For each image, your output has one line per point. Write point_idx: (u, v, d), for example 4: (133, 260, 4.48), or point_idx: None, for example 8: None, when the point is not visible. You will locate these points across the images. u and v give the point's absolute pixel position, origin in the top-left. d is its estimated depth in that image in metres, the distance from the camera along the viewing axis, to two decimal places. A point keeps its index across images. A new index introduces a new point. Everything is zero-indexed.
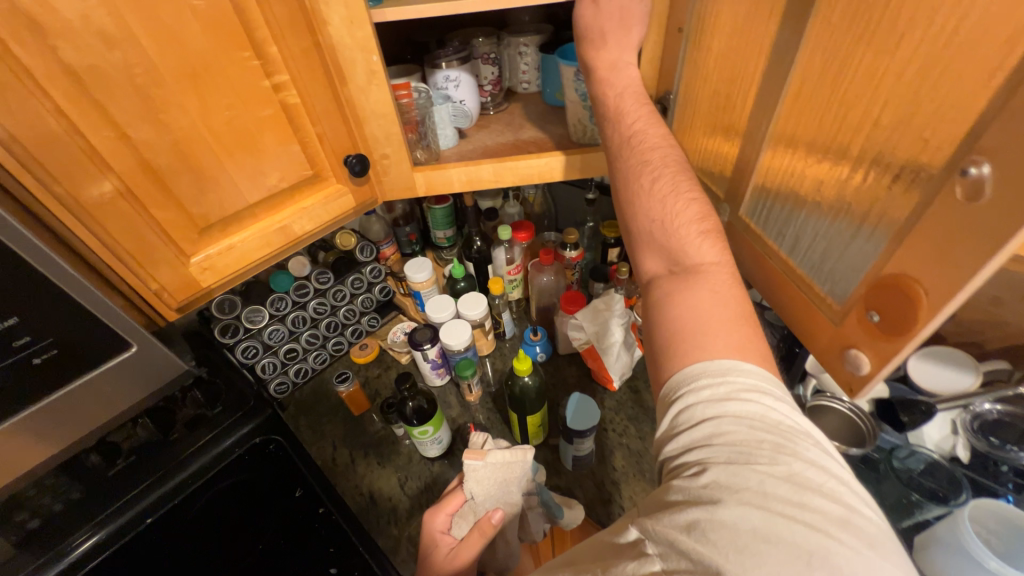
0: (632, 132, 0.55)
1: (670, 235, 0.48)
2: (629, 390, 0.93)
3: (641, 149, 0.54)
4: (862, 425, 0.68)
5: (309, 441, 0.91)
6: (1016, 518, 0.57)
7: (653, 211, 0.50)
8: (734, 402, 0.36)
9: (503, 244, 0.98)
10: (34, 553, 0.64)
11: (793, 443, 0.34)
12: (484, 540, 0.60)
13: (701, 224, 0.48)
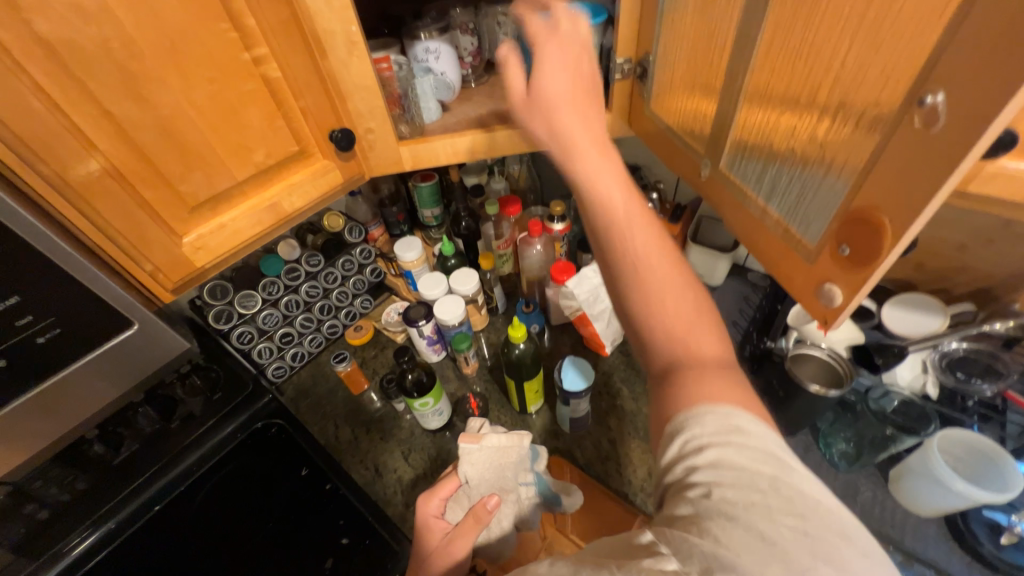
0: (633, 222, 0.52)
1: (675, 338, 0.46)
2: (620, 355, 0.96)
3: (651, 259, 0.50)
4: (839, 368, 0.70)
5: (312, 421, 0.93)
6: (981, 445, 0.63)
7: (655, 313, 0.48)
8: (735, 433, 0.37)
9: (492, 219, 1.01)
10: (30, 557, 0.63)
11: (791, 470, 0.35)
12: (477, 527, 0.58)
13: (697, 317, 0.48)
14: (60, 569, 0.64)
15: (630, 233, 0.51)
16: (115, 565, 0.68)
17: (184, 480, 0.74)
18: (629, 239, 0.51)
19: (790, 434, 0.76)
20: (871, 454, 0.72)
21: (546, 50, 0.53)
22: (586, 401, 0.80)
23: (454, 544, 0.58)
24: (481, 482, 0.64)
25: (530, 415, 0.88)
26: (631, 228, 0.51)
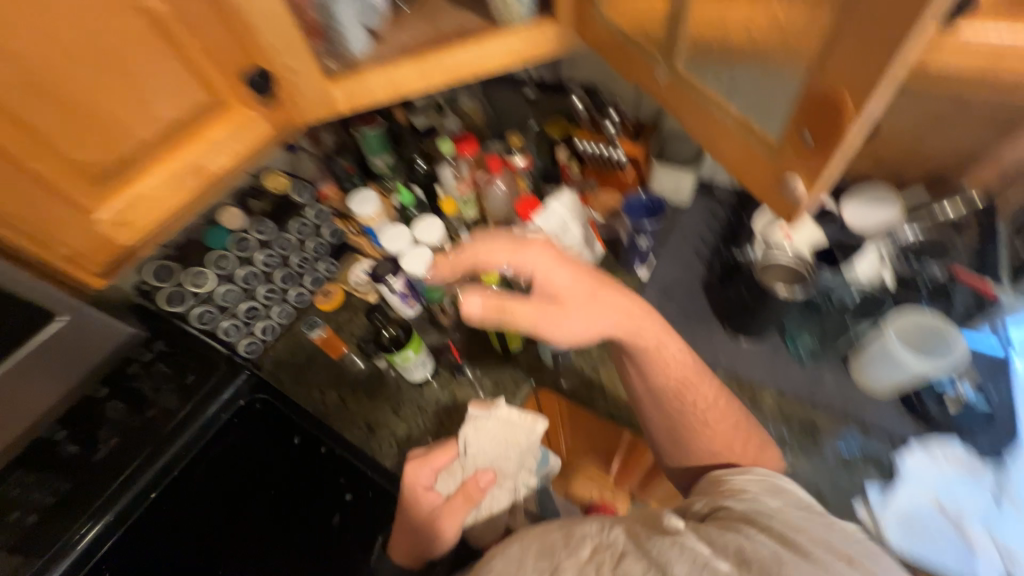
0: (686, 382, 0.67)
1: (700, 418, 0.67)
2: None
3: (712, 408, 0.67)
4: (801, 270, 0.72)
5: (295, 392, 0.91)
6: (930, 324, 0.68)
7: (690, 410, 0.67)
8: (771, 491, 0.52)
9: (448, 161, 0.96)
10: (33, 554, 0.64)
11: (815, 511, 0.48)
12: (466, 505, 0.68)
13: (707, 393, 0.68)
14: (69, 563, 0.66)
15: (693, 381, 0.68)
16: (127, 545, 0.72)
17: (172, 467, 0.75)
18: (697, 399, 0.67)
19: (760, 339, 0.80)
20: (836, 344, 0.76)
21: (559, 271, 0.63)
22: None
23: (444, 512, 0.67)
24: (478, 455, 0.73)
25: (514, 356, 0.89)
26: (693, 382, 0.68)
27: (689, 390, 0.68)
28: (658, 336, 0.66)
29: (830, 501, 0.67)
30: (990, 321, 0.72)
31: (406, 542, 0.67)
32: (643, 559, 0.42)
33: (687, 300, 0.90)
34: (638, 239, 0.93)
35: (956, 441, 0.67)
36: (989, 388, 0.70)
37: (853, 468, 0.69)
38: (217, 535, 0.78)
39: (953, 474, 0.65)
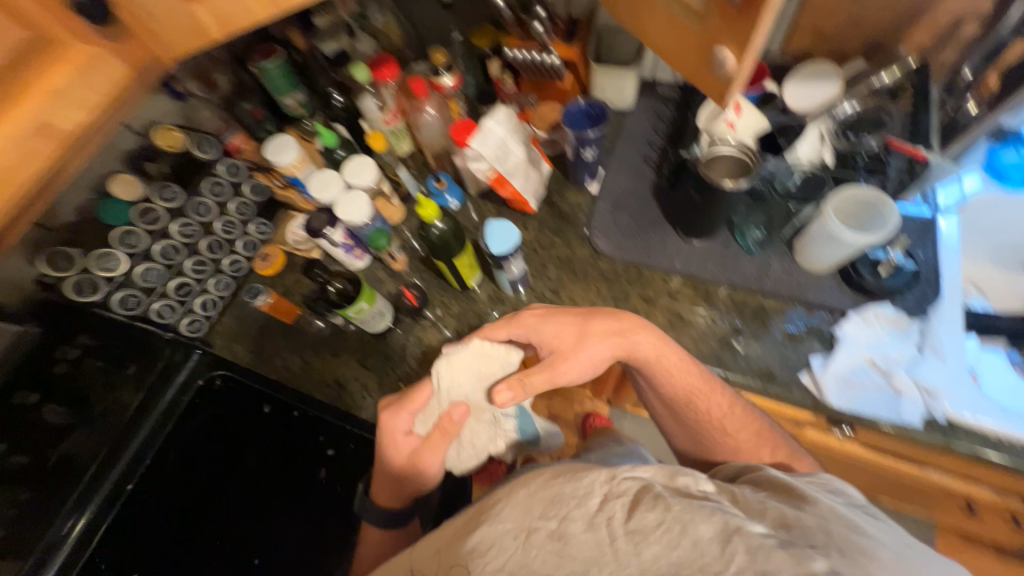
0: (697, 400, 0.69)
1: (721, 427, 0.68)
2: (549, 209, 0.93)
3: (728, 415, 0.68)
4: (748, 160, 0.71)
5: (255, 361, 0.88)
6: (867, 197, 0.69)
7: (709, 421, 0.69)
8: (831, 487, 0.54)
9: (369, 89, 0.86)
10: (22, 552, 0.68)
11: (869, 514, 0.49)
12: (445, 442, 0.67)
13: (725, 403, 0.69)
14: (67, 550, 0.71)
15: (703, 392, 0.69)
16: (115, 531, 0.74)
17: (145, 453, 0.78)
18: (709, 407, 0.68)
19: (709, 237, 0.82)
20: (780, 228, 0.79)
21: (556, 322, 0.70)
22: (519, 261, 0.75)
23: (424, 455, 0.67)
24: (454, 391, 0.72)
25: (473, 290, 0.87)
26: (705, 392, 0.69)
27: (702, 402, 0.68)
28: (659, 349, 0.68)
29: (780, 377, 0.72)
30: (921, 187, 0.74)
31: (393, 486, 0.70)
32: (660, 509, 0.42)
33: (639, 209, 0.89)
34: (585, 151, 0.86)
35: (888, 304, 0.72)
36: (917, 252, 0.75)
37: (798, 341, 0.74)
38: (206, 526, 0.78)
39: (884, 333, 0.71)
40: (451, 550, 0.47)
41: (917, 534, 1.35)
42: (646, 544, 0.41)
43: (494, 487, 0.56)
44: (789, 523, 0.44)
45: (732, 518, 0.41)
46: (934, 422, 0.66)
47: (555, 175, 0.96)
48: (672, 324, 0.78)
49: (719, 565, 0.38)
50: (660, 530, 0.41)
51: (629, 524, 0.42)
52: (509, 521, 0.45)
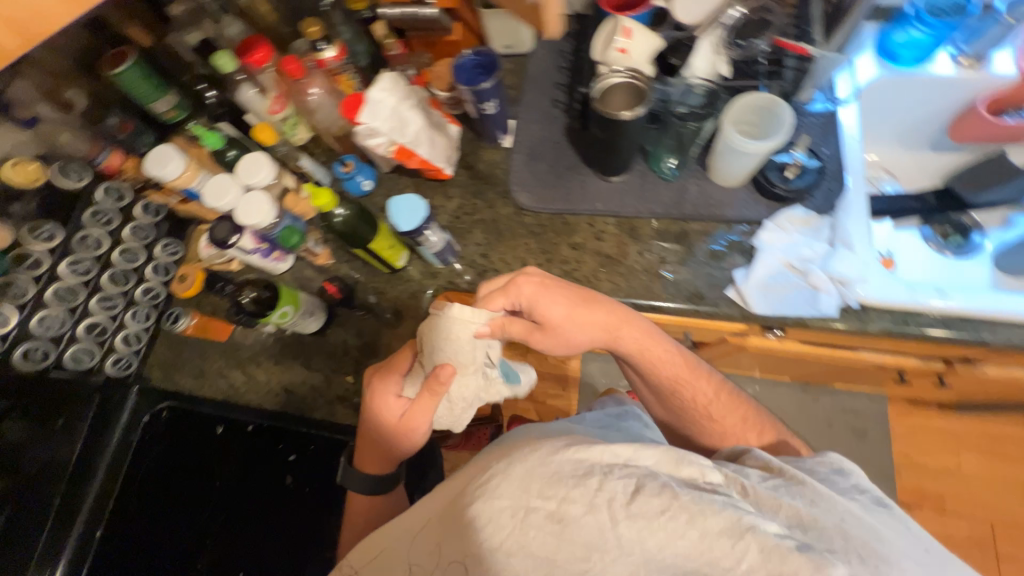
0: (683, 386, 0.75)
1: (707, 415, 0.75)
2: (466, 172, 0.90)
3: (715, 401, 0.75)
4: (642, 84, 0.67)
5: (195, 387, 0.85)
6: (763, 102, 0.69)
7: (694, 409, 0.75)
8: (839, 473, 0.59)
9: (241, 78, 0.79)
10: None
11: (872, 501, 0.55)
12: (433, 402, 0.65)
13: (710, 394, 0.75)
14: None
15: (689, 378, 0.75)
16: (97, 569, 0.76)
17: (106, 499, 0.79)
18: (695, 393, 0.75)
19: (625, 171, 0.81)
20: (692, 145, 0.78)
21: (548, 295, 0.69)
22: (435, 231, 0.73)
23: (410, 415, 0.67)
24: (439, 352, 0.64)
25: (404, 271, 0.84)
26: (692, 380, 0.75)
27: (690, 388, 0.75)
28: (647, 340, 0.72)
29: (709, 296, 0.74)
30: (815, 84, 0.74)
31: (379, 452, 0.73)
32: (666, 497, 0.46)
33: (555, 155, 0.86)
34: (486, 104, 0.80)
35: (799, 207, 0.74)
36: (821, 149, 0.76)
37: (721, 258, 0.75)
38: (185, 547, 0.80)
39: (797, 235, 0.73)
40: (453, 535, 0.50)
41: (871, 408, 1.48)
42: (651, 529, 0.45)
43: (481, 455, 0.59)
44: (800, 522, 0.49)
45: (745, 516, 0.45)
46: (849, 308, 0.69)
47: (466, 135, 0.92)
48: (604, 266, 0.78)
49: (729, 558, 0.43)
50: (663, 516, 0.45)
51: (632, 507, 0.45)
52: (505, 498, 0.48)
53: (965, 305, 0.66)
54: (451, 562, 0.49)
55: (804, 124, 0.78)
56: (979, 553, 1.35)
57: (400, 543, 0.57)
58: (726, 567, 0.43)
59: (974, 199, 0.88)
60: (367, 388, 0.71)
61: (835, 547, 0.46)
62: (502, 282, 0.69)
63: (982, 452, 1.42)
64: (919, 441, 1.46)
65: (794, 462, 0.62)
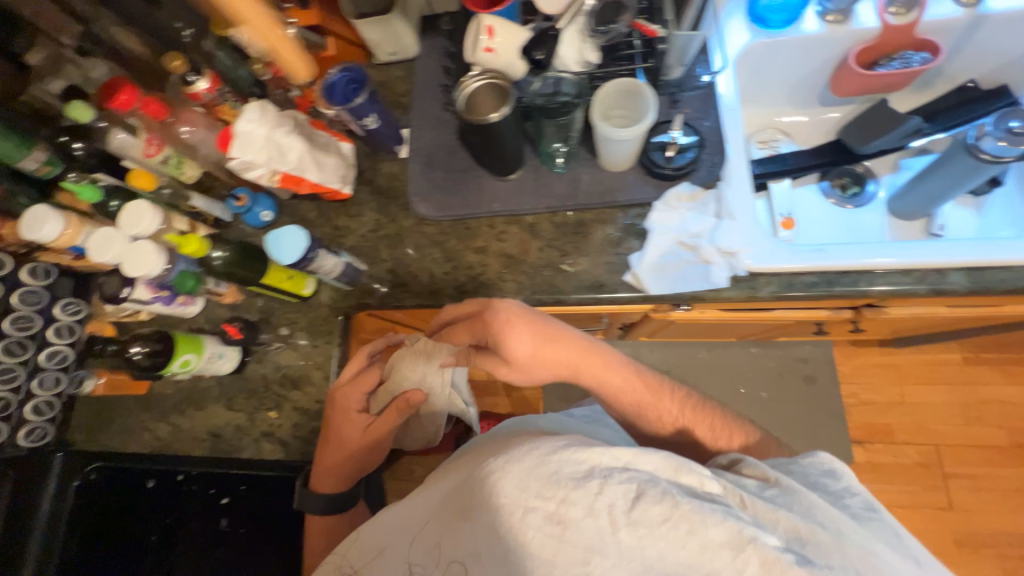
0: (649, 406, 0.72)
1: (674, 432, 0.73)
2: (366, 187, 0.89)
3: (684, 419, 0.72)
4: (503, 82, 0.66)
5: (121, 444, 0.84)
6: (626, 86, 0.69)
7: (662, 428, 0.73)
8: (829, 475, 0.57)
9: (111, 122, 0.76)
10: None
11: (865, 507, 0.54)
12: (398, 413, 0.73)
13: (676, 411, 0.73)
14: None
15: (652, 401, 0.72)
16: None
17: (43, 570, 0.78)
18: (660, 414, 0.72)
19: (518, 167, 0.81)
20: (566, 138, 0.77)
21: (512, 333, 0.66)
22: (325, 257, 0.71)
23: (372, 428, 0.73)
24: (406, 379, 0.74)
25: (314, 297, 0.84)
26: (657, 402, 0.72)
27: (655, 410, 0.72)
28: (605, 370, 0.70)
29: (609, 283, 0.75)
30: (681, 61, 0.74)
31: (336, 473, 0.74)
32: (668, 506, 0.46)
33: (450, 160, 0.85)
34: (367, 120, 0.79)
35: (685, 183, 0.75)
36: (702, 122, 0.77)
37: (618, 244, 0.76)
38: None
39: (686, 212, 0.74)
40: (455, 538, 0.53)
41: (817, 354, 1.54)
42: (651, 537, 0.45)
43: (481, 449, 0.60)
44: (800, 535, 0.48)
45: (746, 527, 0.45)
46: (739, 277, 0.71)
47: (362, 150, 0.91)
48: (506, 267, 0.79)
49: (727, 569, 0.44)
50: (664, 526, 0.45)
51: (634, 516, 0.46)
52: (503, 496, 0.49)
53: (842, 261, 0.68)
54: (451, 563, 0.53)
55: (685, 99, 0.79)
56: (927, 477, 1.42)
57: (397, 540, 0.60)
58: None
59: (863, 148, 0.88)
60: (331, 400, 0.74)
61: (829, 559, 0.46)
62: (470, 317, 0.70)
63: (921, 381, 1.49)
64: (863, 380, 1.51)
65: (784, 463, 0.60)
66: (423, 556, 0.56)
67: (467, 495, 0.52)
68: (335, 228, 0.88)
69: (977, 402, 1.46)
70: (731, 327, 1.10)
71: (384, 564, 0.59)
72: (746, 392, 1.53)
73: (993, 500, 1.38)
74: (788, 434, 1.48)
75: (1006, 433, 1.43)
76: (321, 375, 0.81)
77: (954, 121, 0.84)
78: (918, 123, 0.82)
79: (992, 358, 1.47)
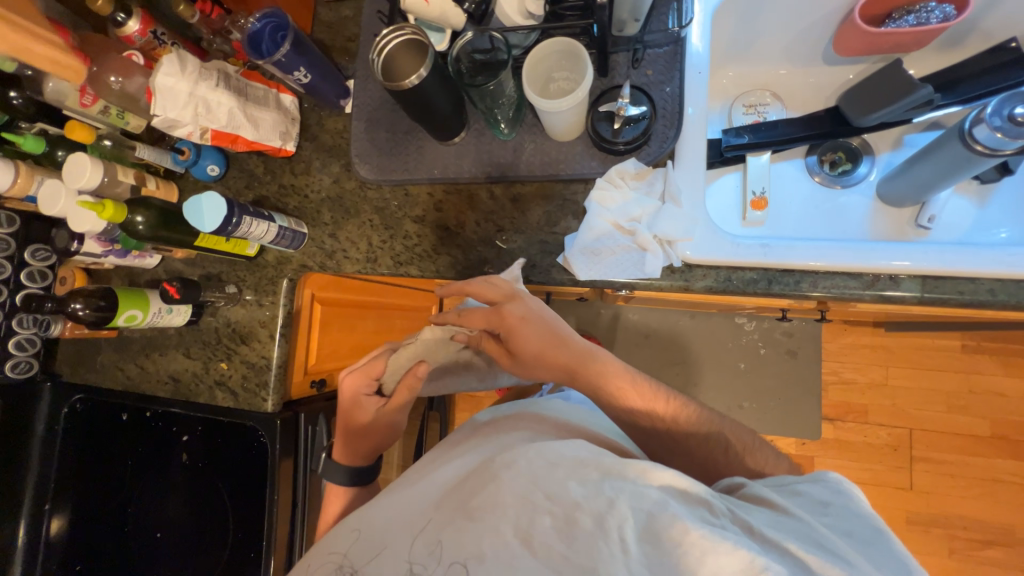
0: (645, 404, 0.68)
1: (665, 437, 0.68)
2: (312, 144, 0.86)
3: (678, 417, 0.68)
4: (423, 39, 0.60)
5: (98, 380, 0.92)
6: (568, 46, 0.63)
7: (662, 439, 0.68)
8: (839, 496, 0.52)
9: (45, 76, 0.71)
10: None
11: (880, 535, 0.47)
12: (410, 390, 0.75)
13: (673, 413, 0.68)
14: (24, 544, 0.91)
15: (645, 408, 0.68)
16: (62, 525, 0.92)
17: (48, 478, 0.92)
18: (653, 420, 0.68)
19: (461, 130, 0.75)
20: (499, 105, 0.70)
21: (524, 331, 0.70)
22: (252, 224, 0.72)
23: (385, 411, 0.78)
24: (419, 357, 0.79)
25: (259, 257, 0.85)
26: (650, 407, 0.68)
27: (647, 409, 0.68)
28: (603, 371, 0.69)
29: (541, 264, 0.73)
30: (635, 16, 0.64)
31: (359, 445, 0.79)
32: (679, 530, 0.45)
33: (393, 119, 0.80)
34: (297, 74, 0.73)
35: (632, 160, 0.68)
36: (663, 88, 0.69)
37: (557, 223, 0.73)
38: (118, 510, 0.93)
39: (629, 192, 0.68)
40: (457, 536, 0.50)
41: (805, 330, 1.48)
42: (660, 559, 0.45)
43: (489, 451, 0.64)
44: (811, 568, 0.42)
45: (759, 557, 0.43)
46: (673, 267, 0.68)
47: (308, 102, 0.86)
48: (443, 241, 0.78)
49: None
50: (679, 549, 0.44)
51: (643, 536, 0.46)
52: (513, 492, 0.52)
53: (840, 260, 0.62)
54: (451, 564, 0.48)
55: (648, 57, 0.70)
56: (893, 459, 1.41)
57: (392, 532, 0.56)
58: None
59: (861, 121, 0.76)
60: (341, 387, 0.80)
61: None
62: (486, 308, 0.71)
63: (910, 366, 1.43)
64: (848, 359, 1.46)
65: (784, 485, 0.56)
66: (422, 553, 0.51)
67: (478, 496, 0.53)
68: (281, 186, 0.86)
69: (966, 391, 1.40)
70: (697, 302, 1.06)
71: (378, 560, 0.53)
72: (722, 361, 1.52)
73: (956, 486, 1.37)
74: (758, 405, 1.48)
75: (989, 423, 1.38)
76: (267, 333, 0.84)
77: (972, 93, 0.71)
78: (930, 94, 0.69)
79: (995, 347, 1.39)
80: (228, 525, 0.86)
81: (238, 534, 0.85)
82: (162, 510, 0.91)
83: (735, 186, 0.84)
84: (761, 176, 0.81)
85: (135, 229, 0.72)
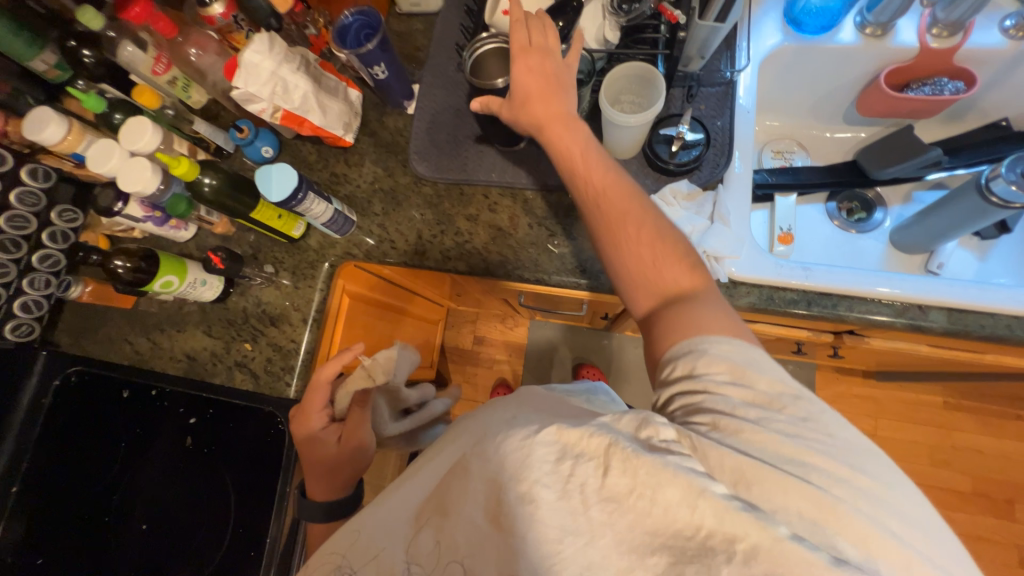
0: (593, 168, 0.60)
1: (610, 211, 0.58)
2: (368, 138, 0.88)
3: (610, 192, 0.58)
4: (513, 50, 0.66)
5: (101, 352, 0.86)
6: (643, 72, 0.70)
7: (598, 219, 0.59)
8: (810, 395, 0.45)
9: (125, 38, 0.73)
10: None
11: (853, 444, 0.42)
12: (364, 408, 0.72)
13: (610, 183, 0.58)
14: None
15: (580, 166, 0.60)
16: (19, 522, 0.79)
17: (19, 457, 0.79)
18: (588, 172, 0.60)
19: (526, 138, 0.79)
20: None
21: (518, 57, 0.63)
22: (317, 200, 0.73)
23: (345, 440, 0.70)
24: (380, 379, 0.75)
25: (302, 240, 0.85)
26: (587, 174, 0.60)
27: (581, 174, 0.60)
28: (569, 132, 0.61)
29: (590, 270, 0.76)
30: (702, 54, 0.71)
31: (330, 477, 0.70)
32: (630, 476, 0.41)
33: (455, 124, 0.84)
34: (374, 69, 0.77)
35: (686, 181, 0.74)
36: (714, 121, 0.76)
37: None
38: (98, 504, 0.82)
39: (681, 210, 0.72)
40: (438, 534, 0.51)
41: (800, 377, 1.53)
42: (618, 511, 0.41)
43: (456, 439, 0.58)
44: (753, 482, 0.40)
45: (698, 478, 0.39)
46: (720, 283, 0.71)
47: (370, 100, 0.90)
48: (494, 241, 0.80)
49: (689, 527, 0.38)
50: (632, 497, 0.41)
51: (603, 490, 0.42)
52: (479, 481, 0.49)
53: (870, 288, 0.68)
54: (450, 563, 0.50)
55: (702, 94, 0.77)
56: None
57: (378, 527, 0.57)
58: (685, 535, 0.38)
59: (878, 174, 0.85)
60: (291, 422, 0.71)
61: (790, 510, 0.39)
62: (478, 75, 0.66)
63: (897, 418, 1.49)
64: (840, 408, 1.51)
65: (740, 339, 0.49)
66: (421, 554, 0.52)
67: (450, 492, 0.52)
68: (332, 174, 0.87)
69: (947, 445, 1.46)
70: None
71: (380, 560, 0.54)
72: None
73: None
74: None
75: (970, 480, 1.43)
76: (299, 317, 0.82)
77: (977, 159, 0.83)
78: (939, 156, 0.77)
79: (972, 406, 1.47)
80: (227, 519, 0.82)
81: (237, 531, 0.81)
82: (155, 501, 0.84)
83: (763, 223, 0.89)
84: (789, 214, 0.86)
85: (201, 192, 0.73)
